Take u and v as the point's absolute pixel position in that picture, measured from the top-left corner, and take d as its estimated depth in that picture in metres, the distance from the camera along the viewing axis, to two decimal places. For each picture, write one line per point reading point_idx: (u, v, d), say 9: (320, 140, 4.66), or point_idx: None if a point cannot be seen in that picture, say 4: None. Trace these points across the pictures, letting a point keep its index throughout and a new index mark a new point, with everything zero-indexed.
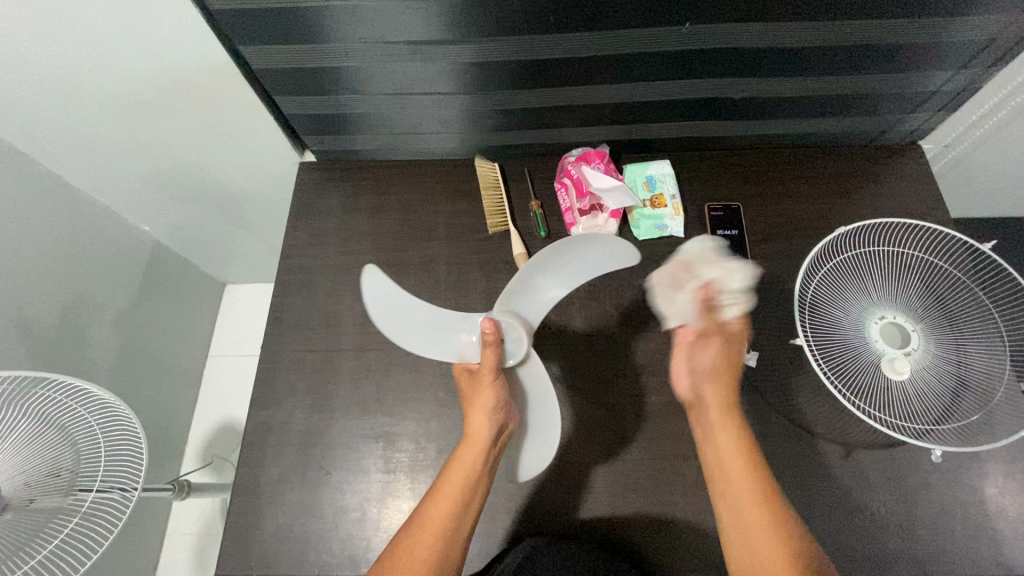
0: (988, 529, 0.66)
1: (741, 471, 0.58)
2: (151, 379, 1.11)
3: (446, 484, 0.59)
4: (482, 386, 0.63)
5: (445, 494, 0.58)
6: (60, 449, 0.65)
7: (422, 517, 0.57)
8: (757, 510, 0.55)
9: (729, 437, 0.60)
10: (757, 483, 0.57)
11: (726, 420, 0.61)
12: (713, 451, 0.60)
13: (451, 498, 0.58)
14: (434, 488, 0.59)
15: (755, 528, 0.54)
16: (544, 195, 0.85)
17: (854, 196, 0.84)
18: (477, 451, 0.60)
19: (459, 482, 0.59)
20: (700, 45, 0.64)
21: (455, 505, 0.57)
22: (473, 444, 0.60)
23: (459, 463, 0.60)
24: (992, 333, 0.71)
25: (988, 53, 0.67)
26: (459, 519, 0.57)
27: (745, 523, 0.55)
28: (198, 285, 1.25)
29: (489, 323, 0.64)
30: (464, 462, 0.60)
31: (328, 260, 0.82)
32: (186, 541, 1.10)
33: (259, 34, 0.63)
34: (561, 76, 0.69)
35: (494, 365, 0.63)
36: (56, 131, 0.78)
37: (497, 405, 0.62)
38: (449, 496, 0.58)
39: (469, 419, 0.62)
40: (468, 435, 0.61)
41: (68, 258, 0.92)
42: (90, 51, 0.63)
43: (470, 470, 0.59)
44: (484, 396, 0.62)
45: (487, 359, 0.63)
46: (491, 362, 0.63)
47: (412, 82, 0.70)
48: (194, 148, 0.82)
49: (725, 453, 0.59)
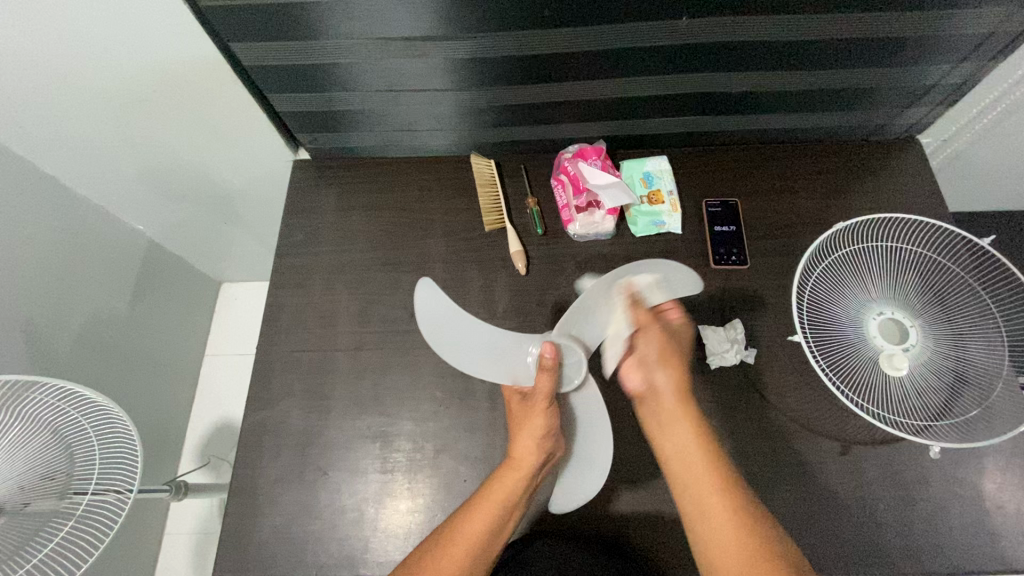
0: (986, 524, 0.66)
1: (695, 451, 0.57)
2: (148, 379, 1.10)
3: (479, 501, 0.57)
4: (534, 409, 0.63)
5: (483, 509, 0.56)
6: (54, 453, 0.65)
7: (456, 526, 0.55)
8: (716, 501, 0.53)
9: (682, 428, 0.58)
10: (712, 463, 0.55)
11: (680, 412, 0.60)
12: (670, 442, 0.59)
13: (488, 515, 0.56)
14: (471, 500, 0.58)
15: (718, 522, 0.52)
16: (542, 192, 0.84)
17: (854, 191, 0.83)
18: (521, 476, 0.59)
19: (497, 500, 0.57)
20: (696, 39, 0.64)
21: (489, 523, 0.56)
22: (518, 465, 0.59)
23: (500, 482, 0.59)
24: (991, 328, 0.71)
25: (987, 47, 0.66)
26: (491, 538, 0.56)
27: (705, 517, 0.53)
28: (194, 283, 1.24)
29: (550, 348, 0.64)
30: (504, 480, 0.59)
31: (323, 259, 0.81)
32: (184, 542, 1.10)
33: (250, 30, 0.62)
34: (556, 71, 0.69)
35: (548, 392, 0.63)
36: (46, 132, 0.77)
37: (547, 430, 0.62)
38: (485, 511, 0.56)
39: (518, 440, 0.61)
40: (515, 456, 0.60)
41: (62, 258, 0.91)
42: (79, 50, 0.62)
43: (509, 490, 0.58)
44: (537, 421, 0.62)
45: (541, 384, 0.63)
46: (547, 388, 0.62)
47: (406, 78, 0.69)
48: (186, 146, 0.82)
49: (680, 447, 0.57)
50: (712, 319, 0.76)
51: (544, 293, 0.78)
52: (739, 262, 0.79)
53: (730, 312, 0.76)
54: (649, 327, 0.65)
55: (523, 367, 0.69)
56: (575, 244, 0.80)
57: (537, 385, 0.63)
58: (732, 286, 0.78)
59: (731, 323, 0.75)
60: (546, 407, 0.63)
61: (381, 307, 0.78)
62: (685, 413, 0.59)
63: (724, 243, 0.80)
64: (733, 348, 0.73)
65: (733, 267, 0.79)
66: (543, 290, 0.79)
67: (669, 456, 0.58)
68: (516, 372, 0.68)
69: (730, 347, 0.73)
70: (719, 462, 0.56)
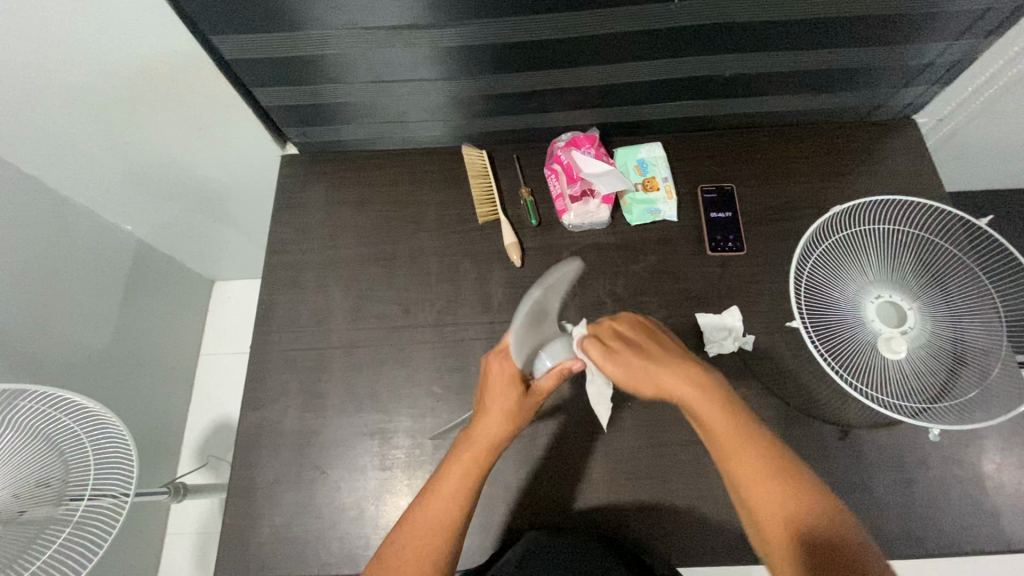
0: (987, 504, 0.66)
1: (730, 436, 0.51)
2: (142, 381, 1.09)
3: (445, 486, 0.54)
4: (516, 396, 0.58)
5: (450, 495, 0.54)
6: (47, 460, 0.64)
7: (421, 515, 0.52)
8: (786, 500, 0.46)
9: (728, 425, 0.51)
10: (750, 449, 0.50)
11: (720, 407, 0.52)
12: (721, 439, 0.51)
13: (456, 502, 0.53)
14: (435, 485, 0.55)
15: (796, 524, 0.45)
16: (535, 181, 0.83)
17: (850, 173, 0.82)
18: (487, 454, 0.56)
19: (464, 483, 0.54)
20: (688, 20, 0.62)
21: (457, 511, 0.53)
22: (482, 447, 0.56)
23: (467, 460, 0.56)
24: (990, 308, 0.70)
25: (985, 23, 0.65)
26: (460, 523, 0.52)
27: (779, 520, 0.46)
28: (185, 282, 1.22)
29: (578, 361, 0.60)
30: (467, 463, 0.55)
31: (315, 255, 0.80)
32: (186, 542, 1.10)
33: (231, 22, 0.60)
34: (546, 58, 0.67)
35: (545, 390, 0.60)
36: (26, 134, 0.75)
37: (522, 417, 0.59)
38: (452, 498, 0.53)
39: (486, 420, 0.58)
40: (481, 439, 0.56)
41: (50, 261, 0.89)
42: (54, 48, 0.60)
43: (473, 474, 0.55)
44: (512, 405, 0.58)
45: (546, 385, 0.59)
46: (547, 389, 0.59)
47: (393, 68, 0.68)
48: (170, 143, 0.80)
49: (735, 445, 0.50)
50: (709, 306, 0.76)
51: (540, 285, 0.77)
52: (736, 249, 0.78)
53: (728, 299, 0.76)
54: (607, 350, 0.56)
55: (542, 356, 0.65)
56: (569, 234, 0.79)
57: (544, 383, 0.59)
58: (729, 273, 0.77)
59: (727, 310, 0.75)
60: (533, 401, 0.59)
61: (375, 303, 0.77)
62: (720, 412, 0.52)
63: (720, 229, 0.79)
64: (730, 335, 0.73)
65: (730, 253, 0.78)
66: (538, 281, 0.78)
67: (723, 458, 0.50)
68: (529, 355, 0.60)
69: (727, 335, 0.73)
70: (780, 457, 0.49)
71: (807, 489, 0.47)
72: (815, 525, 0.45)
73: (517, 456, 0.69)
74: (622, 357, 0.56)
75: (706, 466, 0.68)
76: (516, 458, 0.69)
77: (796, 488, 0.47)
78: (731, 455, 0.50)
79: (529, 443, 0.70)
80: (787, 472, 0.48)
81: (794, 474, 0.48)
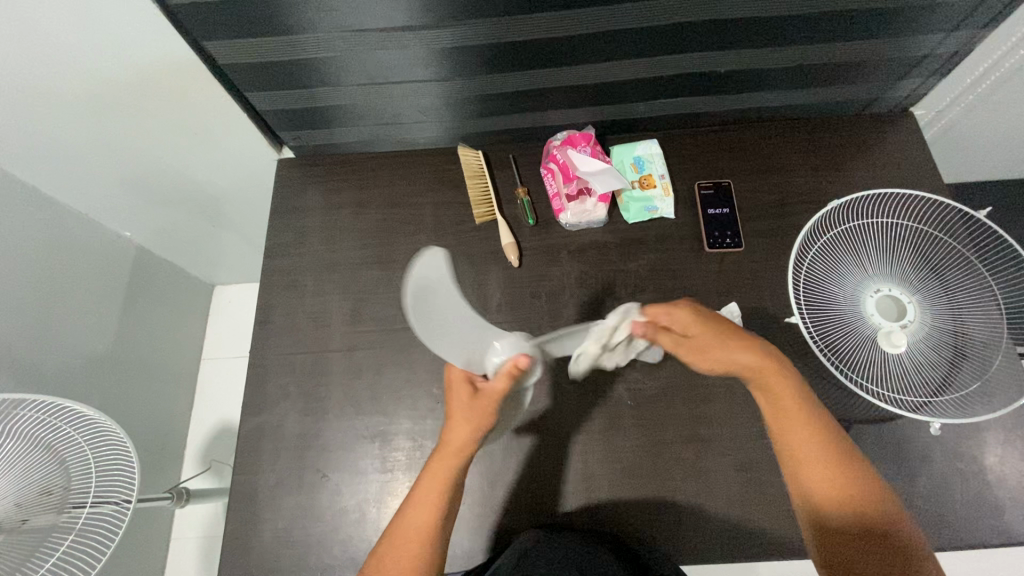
0: (989, 497, 0.66)
1: (794, 418, 0.54)
2: (144, 387, 1.10)
3: (422, 491, 0.54)
4: (473, 400, 0.56)
5: (425, 501, 0.53)
6: (48, 469, 0.64)
7: (401, 523, 0.52)
8: (831, 480, 0.51)
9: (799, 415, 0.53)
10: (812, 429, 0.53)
11: (792, 392, 0.54)
12: (779, 419, 0.54)
13: (432, 507, 0.52)
14: (411, 495, 0.54)
15: (831, 500, 0.50)
16: (531, 181, 0.83)
17: (847, 167, 0.82)
18: (459, 457, 0.55)
19: (439, 488, 0.53)
20: (681, 18, 0.62)
21: (437, 516, 0.52)
22: (451, 453, 0.55)
23: (435, 468, 0.55)
24: (991, 300, 0.70)
25: (980, 15, 0.65)
26: (438, 528, 0.52)
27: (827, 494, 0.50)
28: (185, 287, 1.23)
29: (524, 359, 0.58)
30: (440, 469, 0.54)
31: (313, 259, 0.80)
32: (191, 546, 1.11)
33: (224, 29, 0.60)
34: (539, 58, 0.67)
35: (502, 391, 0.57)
36: (23, 143, 0.75)
37: (485, 421, 0.56)
38: (429, 505, 0.53)
39: (452, 427, 0.56)
40: (449, 446, 0.55)
41: (49, 269, 0.89)
42: (48, 57, 0.60)
43: (448, 477, 0.54)
44: (476, 411, 0.56)
45: (497, 384, 0.57)
46: (498, 391, 0.57)
47: (388, 71, 0.68)
48: (168, 150, 0.80)
49: (792, 425, 0.54)
50: (708, 304, 0.76)
51: (537, 285, 0.77)
52: (734, 245, 0.78)
53: (727, 296, 0.76)
54: (678, 341, 0.58)
55: (481, 355, 0.62)
56: (567, 233, 0.79)
57: (494, 385, 0.57)
58: (728, 269, 0.77)
59: (726, 307, 0.75)
60: (488, 401, 0.56)
61: (373, 306, 0.77)
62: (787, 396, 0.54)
63: (718, 225, 0.78)
64: None
65: (728, 249, 0.78)
66: (536, 281, 0.77)
67: (783, 431, 0.54)
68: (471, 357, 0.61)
69: None
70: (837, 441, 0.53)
71: (855, 475, 0.51)
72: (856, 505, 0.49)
73: (517, 456, 0.69)
74: (690, 351, 0.57)
75: (706, 463, 0.68)
76: (516, 458, 0.69)
77: (845, 470, 0.51)
78: (797, 434, 0.53)
79: (528, 443, 0.70)
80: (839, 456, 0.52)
81: (846, 458, 0.52)
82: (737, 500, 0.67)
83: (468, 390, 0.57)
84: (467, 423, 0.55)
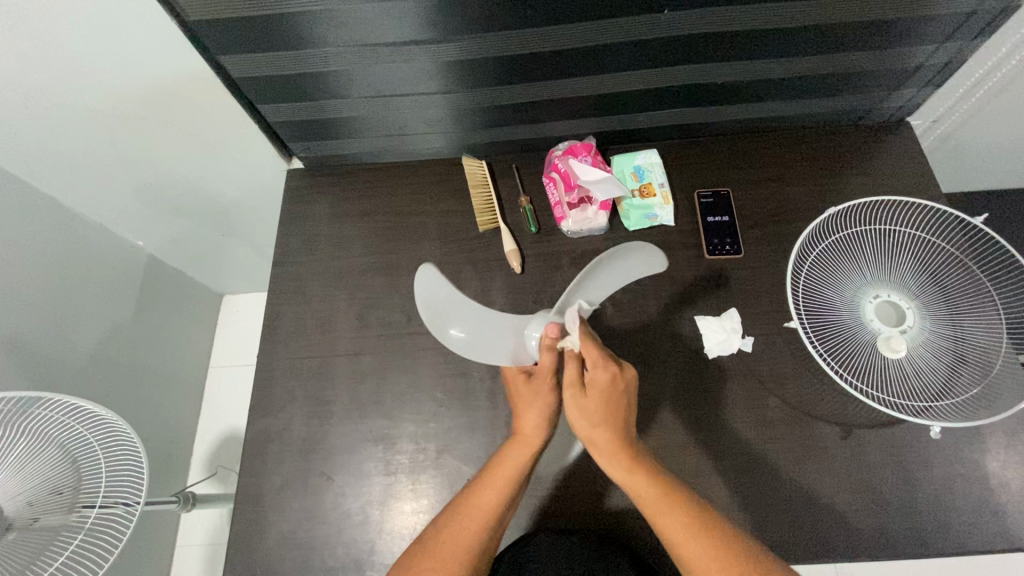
0: (991, 502, 0.66)
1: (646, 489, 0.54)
2: (154, 394, 1.11)
3: (491, 478, 0.55)
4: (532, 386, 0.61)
5: (495, 480, 0.55)
6: (60, 468, 0.66)
7: (467, 505, 0.54)
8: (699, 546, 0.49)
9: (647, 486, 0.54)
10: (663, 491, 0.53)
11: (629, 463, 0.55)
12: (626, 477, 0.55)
13: (502, 491, 0.54)
14: (479, 477, 0.56)
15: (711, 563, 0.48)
16: (534, 190, 0.84)
17: (844, 176, 0.83)
18: (532, 448, 0.57)
19: (508, 474, 0.55)
20: (678, 30, 0.64)
21: (503, 499, 0.54)
22: (527, 443, 0.58)
23: (509, 455, 0.57)
24: (989, 306, 0.71)
25: (971, 27, 0.66)
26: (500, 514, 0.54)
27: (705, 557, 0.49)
28: (196, 296, 1.25)
29: (552, 327, 0.60)
30: (514, 457, 0.57)
31: (319, 266, 0.82)
32: (196, 553, 1.11)
33: (237, 42, 0.63)
34: (540, 69, 0.69)
35: (552, 369, 0.60)
36: (43, 153, 0.78)
37: (555, 411, 0.60)
38: (498, 488, 0.55)
39: (524, 418, 0.59)
40: (524, 434, 0.58)
41: (64, 277, 0.92)
42: (71, 70, 0.63)
43: (522, 465, 0.56)
44: (545, 397, 0.60)
45: (546, 362, 0.60)
46: (549, 367, 0.60)
47: (394, 83, 0.70)
48: (180, 161, 0.82)
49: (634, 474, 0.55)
50: (708, 309, 0.76)
51: (540, 291, 0.78)
52: (733, 252, 0.79)
53: (727, 302, 0.77)
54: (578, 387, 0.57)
55: (522, 346, 0.64)
56: (569, 240, 0.80)
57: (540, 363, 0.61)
58: (728, 275, 0.78)
59: (726, 312, 0.76)
60: (546, 383, 0.60)
61: (379, 311, 0.79)
62: (624, 459, 0.56)
63: (717, 233, 0.80)
64: (730, 336, 0.73)
65: (727, 257, 0.79)
66: (539, 287, 0.79)
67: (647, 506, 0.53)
68: (516, 351, 0.64)
69: (727, 336, 0.73)
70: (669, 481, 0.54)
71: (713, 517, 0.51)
72: (713, 536, 0.50)
73: None
74: (581, 404, 0.57)
75: (707, 466, 0.69)
76: None
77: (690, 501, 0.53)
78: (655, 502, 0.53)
79: None
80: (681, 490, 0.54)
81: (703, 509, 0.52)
82: (738, 504, 0.67)
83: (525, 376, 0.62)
84: (538, 408, 0.59)
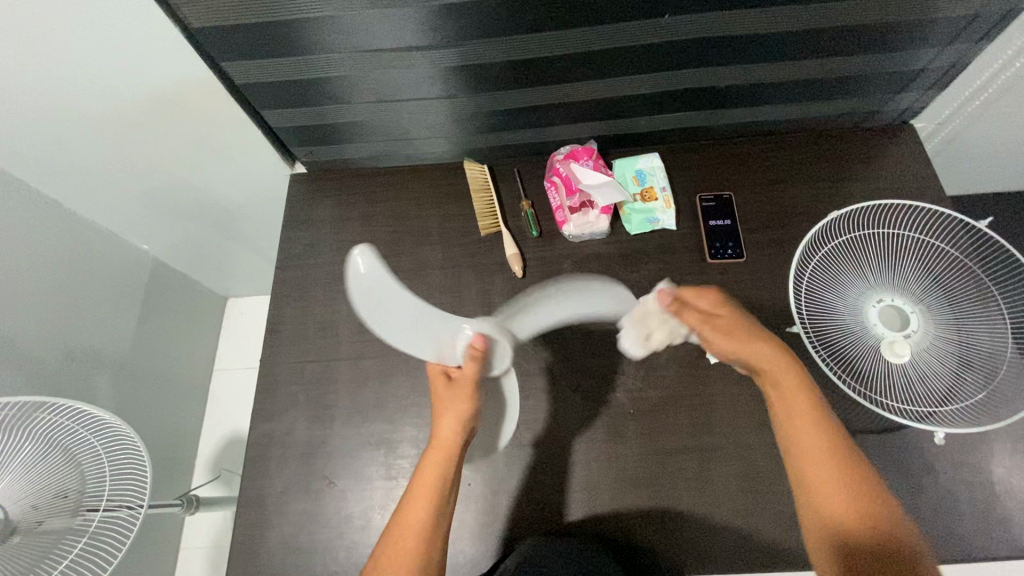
0: (997, 508, 0.66)
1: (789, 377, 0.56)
2: (159, 397, 1.12)
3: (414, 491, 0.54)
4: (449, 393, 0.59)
5: (419, 493, 0.54)
6: (64, 472, 0.67)
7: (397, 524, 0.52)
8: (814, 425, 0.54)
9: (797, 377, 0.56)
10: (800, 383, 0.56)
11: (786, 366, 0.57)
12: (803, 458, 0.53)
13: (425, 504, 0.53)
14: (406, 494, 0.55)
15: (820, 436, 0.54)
16: (535, 194, 0.84)
17: (848, 178, 0.83)
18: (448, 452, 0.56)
19: (429, 482, 0.54)
20: (679, 35, 0.64)
21: (431, 509, 0.53)
22: (443, 448, 0.56)
23: (428, 464, 0.56)
24: (993, 310, 0.70)
25: (974, 29, 0.66)
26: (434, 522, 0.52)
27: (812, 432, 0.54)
28: (200, 300, 1.26)
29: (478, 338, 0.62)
30: (432, 463, 0.55)
31: (321, 270, 0.82)
32: (201, 555, 1.11)
33: (240, 49, 0.63)
34: (540, 75, 0.69)
35: (473, 375, 0.60)
36: (48, 158, 0.79)
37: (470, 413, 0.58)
38: (421, 501, 0.53)
39: (439, 423, 0.57)
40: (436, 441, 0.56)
41: (68, 282, 0.93)
42: (75, 76, 0.63)
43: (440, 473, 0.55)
44: (457, 404, 0.58)
45: (467, 368, 0.60)
46: (472, 375, 0.60)
47: (396, 89, 0.70)
48: (184, 165, 0.83)
49: (811, 456, 0.52)
50: None
51: None
52: (735, 256, 0.78)
53: None
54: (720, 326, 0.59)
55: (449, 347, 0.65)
56: (570, 244, 0.80)
57: (462, 370, 0.60)
58: (730, 279, 0.78)
59: None
60: (466, 392, 0.59)
61: None
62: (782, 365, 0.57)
63: (719, 236, 0.79)
64: None
65: (729, 260, 0.78)
66: None
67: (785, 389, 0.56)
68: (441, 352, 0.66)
69: None
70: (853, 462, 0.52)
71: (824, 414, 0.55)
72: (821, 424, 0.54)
73: (521, 465, 0.70)
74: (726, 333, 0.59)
75: (709, 470, 0.69)
76: (518, 466, 0.70)
77: (864, 507, 0.50)
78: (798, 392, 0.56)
79: (533, 449, 0.70)
80: (863, 483, 0.51)
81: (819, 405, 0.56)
82: (740, 510, 0.67)
83: (444, 383, 0.60)
84: (450, 416, 0.57)
